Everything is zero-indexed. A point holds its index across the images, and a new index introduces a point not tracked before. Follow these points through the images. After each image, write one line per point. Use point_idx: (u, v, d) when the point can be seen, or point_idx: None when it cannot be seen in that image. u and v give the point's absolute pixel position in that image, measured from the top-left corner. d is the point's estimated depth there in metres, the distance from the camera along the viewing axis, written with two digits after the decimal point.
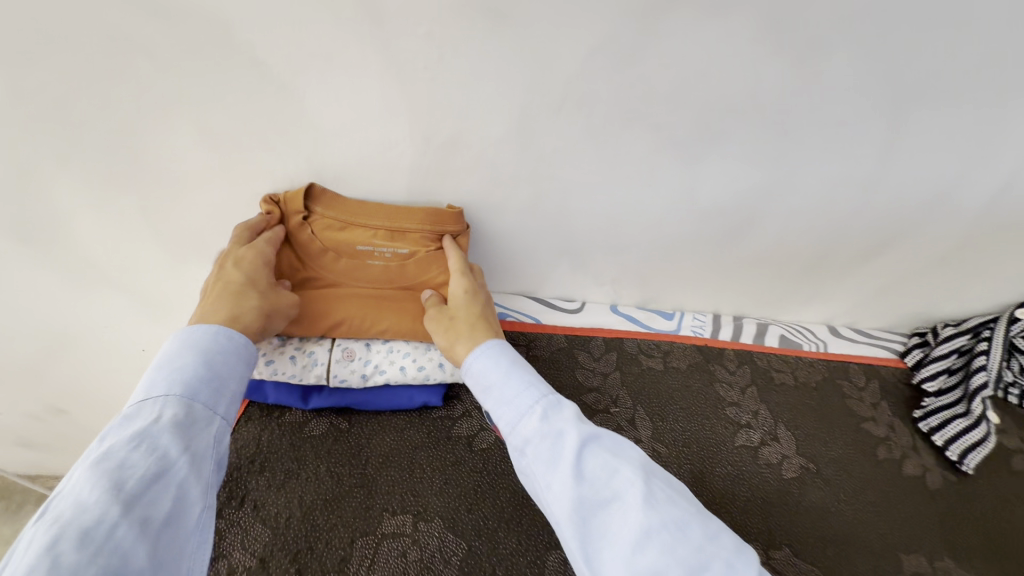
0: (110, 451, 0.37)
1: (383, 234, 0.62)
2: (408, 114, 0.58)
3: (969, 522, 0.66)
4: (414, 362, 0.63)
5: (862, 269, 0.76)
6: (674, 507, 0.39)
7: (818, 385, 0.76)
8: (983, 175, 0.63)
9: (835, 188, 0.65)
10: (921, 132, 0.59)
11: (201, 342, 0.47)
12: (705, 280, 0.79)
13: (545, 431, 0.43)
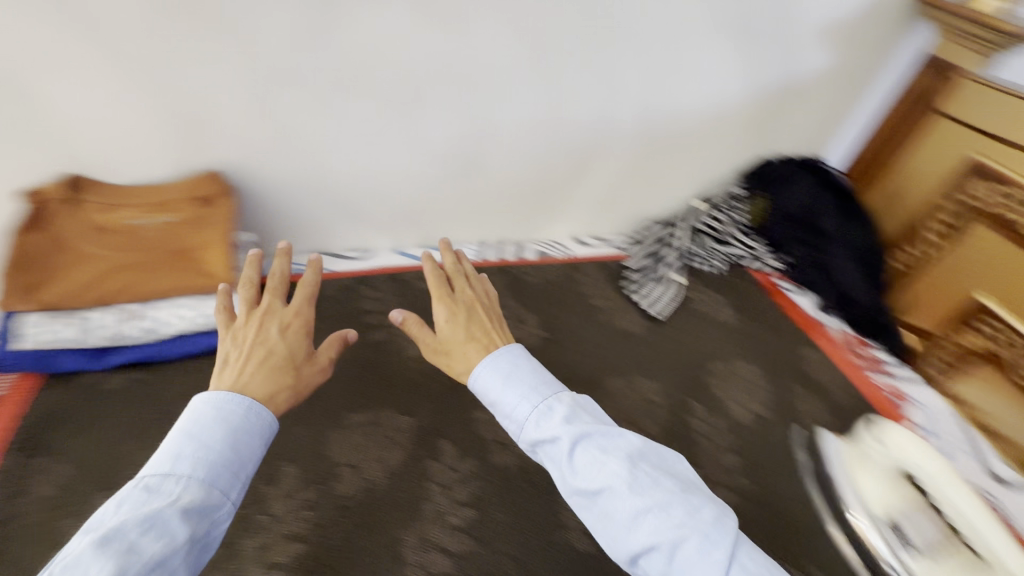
0: (122, 529, 0.38)
1: (145, 207, 0.73)
2: (138, 96, 0.67)
3: (659, 348, 0.92)
4: (199, 313, 0.75)
5: (578, 185, 1.00)
6: (628, 477, 0.47)
7: (555, 277, 0.99)
8: (620, 98, 0.88)
9: (527, 122, 0.87)
10: (565, 72, 0.82)
11: (228, 412, 0.48)
12: (466, 215, 0.97)
13: (542, 435, 0.51)
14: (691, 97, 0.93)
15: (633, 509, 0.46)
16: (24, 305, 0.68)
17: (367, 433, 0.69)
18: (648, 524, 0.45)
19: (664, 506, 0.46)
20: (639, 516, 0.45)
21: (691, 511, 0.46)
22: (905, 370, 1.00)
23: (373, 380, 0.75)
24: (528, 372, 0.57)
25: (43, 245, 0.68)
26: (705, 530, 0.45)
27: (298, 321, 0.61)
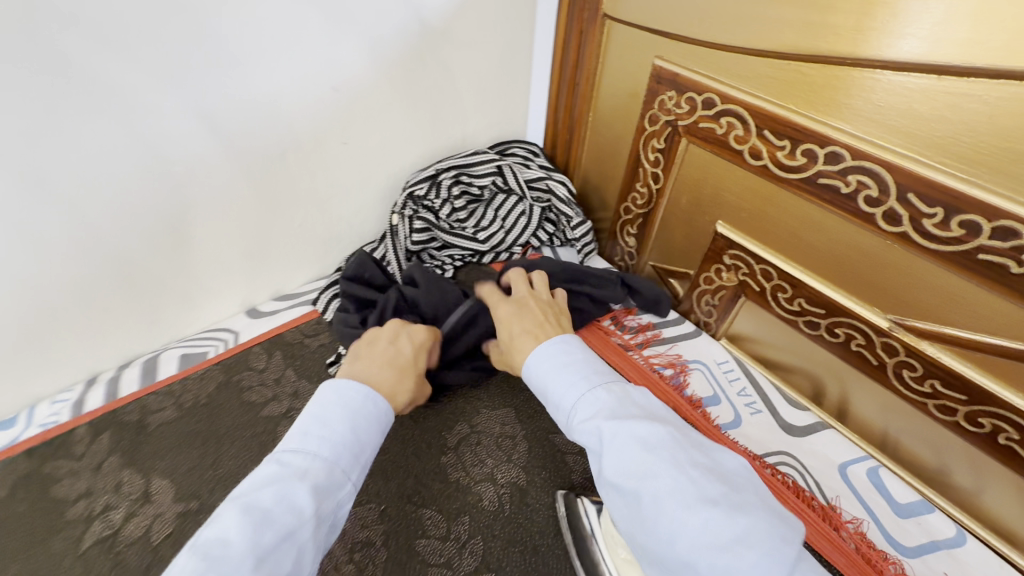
0: (260, 498, 0.41)
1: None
2: None
3: (401, 443, 0.69)
4: None
5: (200, 241, 0.73)
6: (658, 473, 0.42)
7: (280, 374, 0.74)
8: (125, 125, 0.59)
9: (25, 225, 0.58)
10: (19, 137, 0.54)
11: (352, 400, 0.51)
12: (103, 322, 0.71)
13: (586, 428, 0.48)
14: (270, 86, 0.67)
15: (679, 505, 0.40)
16: None
17: (475, 444, 0.69)
18: (694, 524, 0.39)
19: (707, 522, 0.39)
20: (679, 529, 0.39)
21: (737, 524, 0.39)
22: (675, 326, 0.89)
23: (458, 391, 0.75)
24: (585, 363, 0.54)
25: None
26: (749, 538, 0.38)
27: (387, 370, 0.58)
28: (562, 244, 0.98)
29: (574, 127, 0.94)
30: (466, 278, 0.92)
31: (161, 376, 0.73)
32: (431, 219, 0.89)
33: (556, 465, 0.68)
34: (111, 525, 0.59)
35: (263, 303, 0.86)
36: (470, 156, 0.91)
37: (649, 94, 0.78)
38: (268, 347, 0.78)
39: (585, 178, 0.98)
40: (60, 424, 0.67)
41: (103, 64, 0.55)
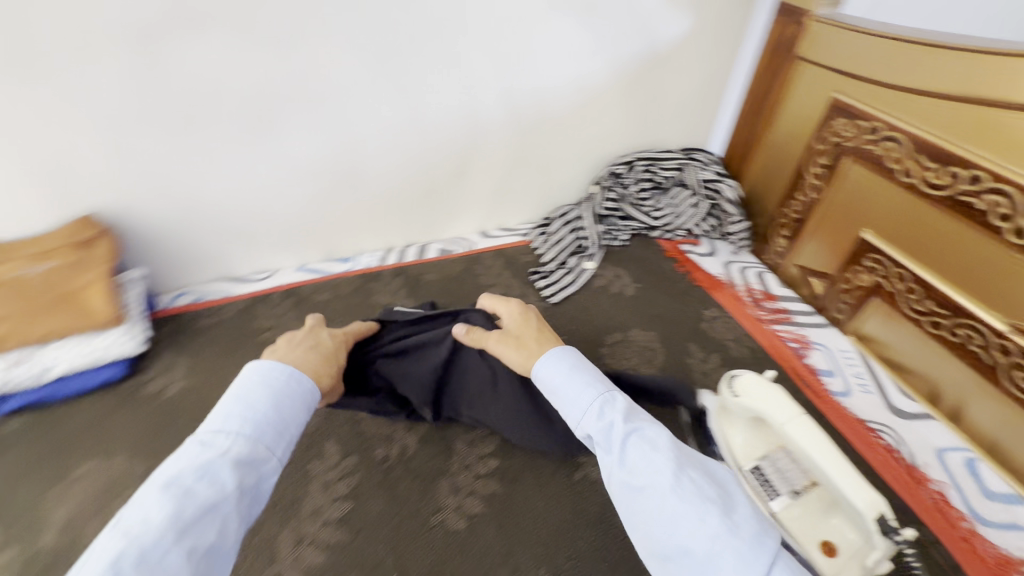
0: (180, 476, 0.44)
1: (30, 258, 0.81)
2: (231, 206, 0.94)
3: (574, 332, 0.97)
4: (87, 349, 0.81)
5: (473, 176, 1.08)
6: (661, 469, 0.49)
7: (501, 272, 1.07)
8: (466, 91, 0.95)
9: (397, 141, 0.96)
10: (417, 87, 0.91)
11: (274, 382, 0.55)
12: (406, 214, 1.09)
13: (601, 426, 0.56)
14: (550, 78, 0.99)
15: (676, 501, 0.47)
16: (79, 303, 0.81)
17: (625, 347, 0.94)
18: (692, 519, 0.46)
19: (700, 515, 0.46)
20: (674, 520, 0.46)
21: (730, 522, 0.45)
22: (808, 317, 1.04)
23: (618, 313, 1.01)
24: (595, 371, 0.62)
25: None
26: (742, 530, 0.45)
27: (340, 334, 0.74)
28: (719, 237, 1.19)
29: (752, 144, 1.15)
30: (637, 245, 1.18)
31: (429, 256, 1.11)
32: (620, 193, 1.17)
33: (684, 376, 0.89)
34: None
35: (491, 230, 1.20)
36: (662, 153, 1.18)
37: (823, 121, 0.97)
38: (496, 256, 1.11)
39: (752, 187, 1.18)
40: (370, 267, 1.07)
41: (471, 53, 0.90)
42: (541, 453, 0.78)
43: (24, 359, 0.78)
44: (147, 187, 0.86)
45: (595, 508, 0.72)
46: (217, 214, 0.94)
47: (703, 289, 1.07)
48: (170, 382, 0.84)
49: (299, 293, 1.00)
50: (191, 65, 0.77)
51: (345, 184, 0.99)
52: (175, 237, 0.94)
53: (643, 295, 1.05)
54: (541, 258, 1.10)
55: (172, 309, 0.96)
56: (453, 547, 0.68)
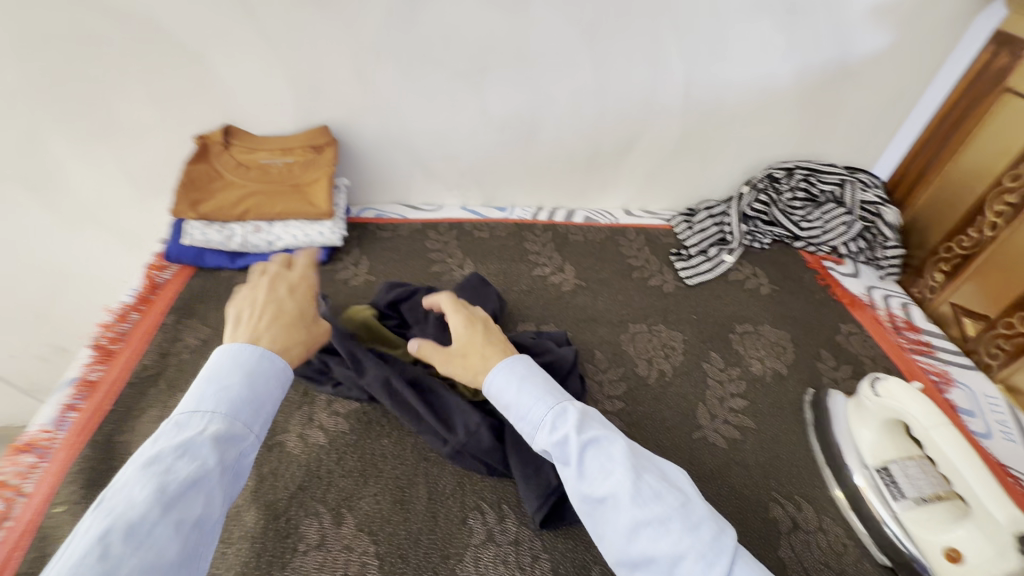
0: (160, 455, 0.43)
1: (277, 152, 1.01)
2: (426, 139, 1.09)
3: (705, 314, 1.01)
4: (303, 232, 0.98)
5: (635, 152, 1.16)
6: (621, 484, 0.48)
7: (641, 246, 1.14)
8: (653, 73, 1.02)
9: (579, 107, 1.06)
10: (611, 61, 1.00)
11: (246, 361, 0.53)
12: (565, 177, 1.19)
13: (554, 440, 0.52)
14: (735, 72, 1.03)
15: (642, 519, 0.46)
16: (301, 192, 0.99)
17: (754, 338, 0.97)
18: (664, 543, 0.45)
19: (661, 520, 0.45)
20: (638, 529, 0.46)
21: (692, 529, 0.45)
22: (954, 355, 1.00)
23: (751, 307, 1.03)
24: (538, 381, 0.58)
25: (230, 165, 0.98)
26: (703, 548, 0.44)
27: (305, 284, 0.68)
28: (867, 261, 1.17)
29: (925, 173, 1.12)
30: (776, 251, 1.19)
31: (575, 220, 1.21)
32: (773, 197, 1.17)
33: (813, 377, 0.91)
34: (544, 272, 1.05)
35: (634, 209, 1.28)
36: (825, 166, 1.17)
37: (1020, 156, 0.94)
38: (638, 232, 1.18)
39: (914, 218, 1.15)
40: (523, 218, 1.18)
41: (670, 36, 0.97)
42: (664, 408, 0.83)
43: (261, 229, 0.98)
44: (373, 113, 1.04)
45: (711, 465, 0.76)
46: (415, 146, 1.10)
47: (842, 305, 1.06)
48: (356, 274, 1.00)
49: (461, 227, 1.13)
50: (443, 15, 0.91)
51: (523, 137, 1.11)
52: (377, 159, 1.12)
53: (778, 296, 1.06)
54: (683, 242, 1.16)
55: (360, 219, 1.13)
56: None
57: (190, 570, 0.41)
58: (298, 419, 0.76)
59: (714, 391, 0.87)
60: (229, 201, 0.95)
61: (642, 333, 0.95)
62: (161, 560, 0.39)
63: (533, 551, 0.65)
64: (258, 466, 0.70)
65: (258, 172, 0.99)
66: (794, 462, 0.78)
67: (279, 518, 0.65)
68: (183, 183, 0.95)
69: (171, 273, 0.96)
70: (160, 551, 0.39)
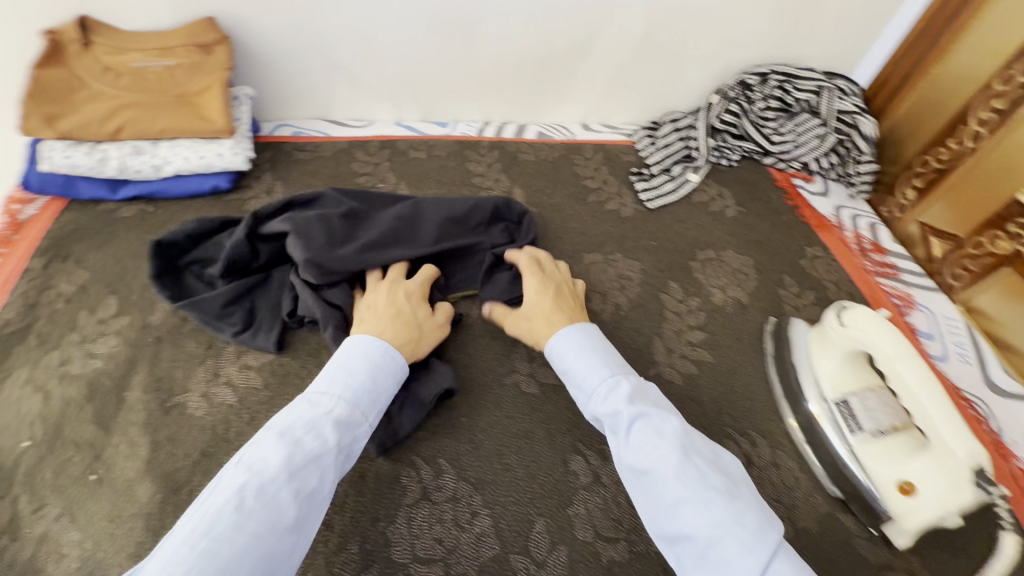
0: (293, 428, 0.48)
1: (153, 52, 0.81)
2: (344, 36, 0.91)
3: (667, 240, 0.92)
4: (196, 154, 0.82)
5: (591, 54, 1.01)
6: (667, 457, 0.50)
7: (599, 165, 1.02)
8: None
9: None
10: None
11: (373, 354, 0.57)
12: (512, 85, 1.04)
13: (609, 412, 0.56)
14: None
15: (685, 488, 0.48)
16: (188, 104, 0.82)
17: (717, 265, 0.90)
18: (704, 518, 0.46)
19: (705, 500, 0.47)
20: (680, 505, 0.48)
21: (736, 514, 0.46)
22: (918, 277, 0.96)
23: (715, 231, 0.95)
24: (607, 356, 0.62)
25: (90, 70, 0.79)
26: (742, 522, 0.45)
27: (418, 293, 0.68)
28: (838, 178, 1.09)
29: (910, 77, 1.01)
30: (744, 168, 1.09)
31: (526, 136, 1.07)
32: (744, 106, 1.06)
33: (775, 305, 0.85)
34: (489, 198, 0.93)
35: (592, 123, 1.14)
36: (801, 71, 1.05)
37: (1019, 53, 0.84)
38: (595, 149, 1.05)
39: (891, 130, 1.06)
40: (466, 135, 1.03)
41: None
42: (618, 345, 0.77)
43: (142, 151, 0.81)
44: (273, 0, 0.84)
45: None
46: (332, 46, 0.92)
47: (809, 227, 1.00)
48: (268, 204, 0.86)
49: (394, 145, 0.98)
50: None
51: (461, 35, 0.94)
52: (288, 63, 0.93)
53: (744, 219, 0.98)
54: (646, 160, 1.04)
55: (273, 137, 0.97)
56: (523, 408, 0.69)
57: (299, 539, 0.45)
58: (200, 376, 0.65)
59: (673, 326, 0.80)
60: (94, 116, 0.77)
61: (599, 264, 0.86)
62: (280, 524, 0.43)
63: (472, 507, 0.60)
64: (151, 433, 0.60)
65: (129, 79, 0.81)
66: (752, 397, 0.74)
67: (179, 491, 0.57)
68: (30, 92, 0.76)
69: (38, 207, 0.80)
70: (281, 514, 0.43)
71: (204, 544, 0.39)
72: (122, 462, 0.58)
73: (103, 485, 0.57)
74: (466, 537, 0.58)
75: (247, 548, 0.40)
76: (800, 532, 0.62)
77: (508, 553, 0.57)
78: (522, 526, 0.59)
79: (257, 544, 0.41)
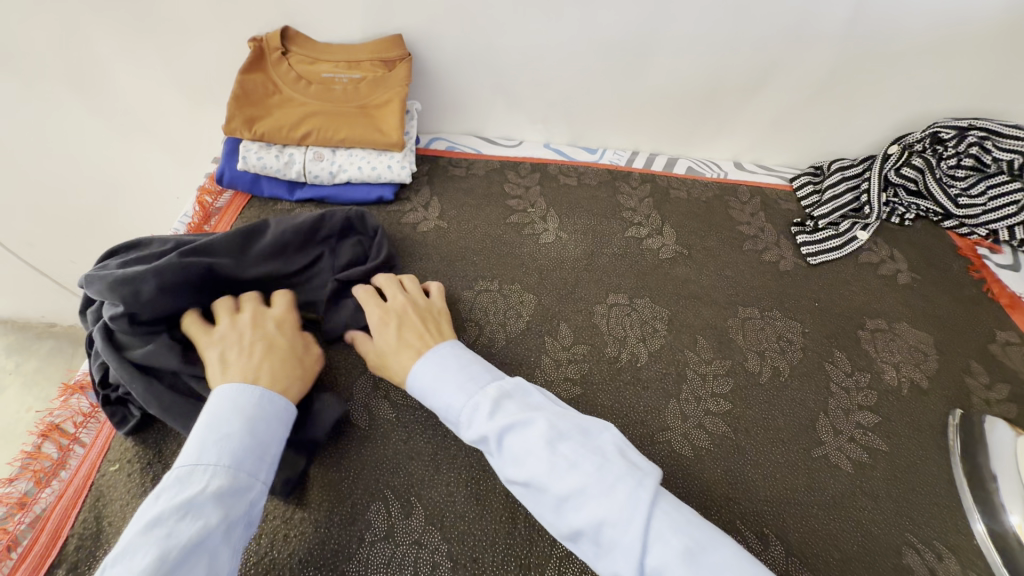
0: (163, 516, 0.42)
1: (342, 65, 0.86)
2: (514, 59, 0.91)
3: (831, 302, 0.85)
4: (368, 164, 0.85)
5: (762, 93, 0.95)
6: (538, 457, 0.46)
7: (755, 210, 0.96)
8: None
9: (707, 29, 0.86)
10: None
11: (243, 405, 0.51)
12: (670, 117, 1.00)
13: (477, 426, 0.50)
14: None
15: (570, 491, 0.44)
16: (366, 116, 0.85)
17: (889, 339, 0.81)
18: (587, 512, 0.43)
19: (581, 490, 0.44)
20: (567, 501, 0.44)
21: (605, 491, 0.43)
22: None
23: (886, 299, 0.86)
24: (474, 368, 0.56)
25: (286, 77, 0.85)
26: (620, 512, 0.42)
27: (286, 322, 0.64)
28: None
29: None
30: (918, 229, 0.99)
31: (676, 171, 1.03)
32: (929, 162, 0.95)
33: (960, 395, 0.75)
34: (639, 234, 0.90)
35: (746, 163, 1.08)
36: (1006, 128, 0.93)
37: None
38: (750, 192, 0.99)
39: None
40: (616, 165, 1.01)
41: None
42: (779, 414, 0.71)
43: (321, 157, 0.85)
44: (457, 22, 0.86)
45: (832, 492, 0.65)
46: (501, 66, 0.93)
47: (999, 306, 0.88)
48: (426, 218, 0.88)
49: (545, 170, 0.97)
50: None
51: (630, 64, 0.91)
52: (455, 79, 0.96)
53: (920, 288, 0.88)
54: (809, 211, 0.97)
55: (431, 151, 0.99)
56: (678, 472, 0.65)
57: None
58: (364, 387, 0.67)
59: (839, 402, 0.73)
60: (285, 122, 0.82)
61: (755, 320, 0.81)
62: None
63: None
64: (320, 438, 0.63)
65: (317, 89, 0.85)
66: (935, 500, 0.65)
67: (344, 502, 0.59)
68: (236, 96, 0.82)
69: (226, 201, 0.86)
70: None
71: None
72: None
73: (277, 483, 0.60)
74: None
75: None
76: None
77: None
78: None
79: None
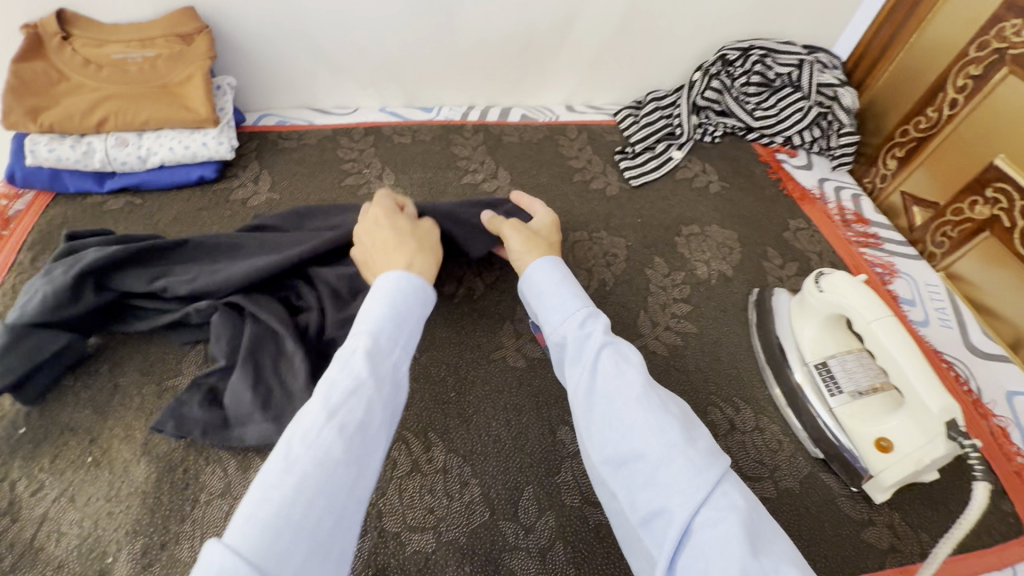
0: (326, 371, 0.43)
1: (133, 44, 0.82)
2: (323, 24, 0.91)
3: (651, 215, 0.93)
4: (181, 144, 0.83)
5: (571, 35, 1.01)
6: (632, 384, 0.48)
7: (582, 145, 1.03)
8: None
9: None
10: None
11: (390, 291, 0.50)
12: (494, 67, 1.04)
13: (579, 333, 0.55)
14: None
15: (648, 419, 0.46)
16: (169, 94, 0.82)
17: (701, 240, 0.91)
18: (657, 446, 0.44)
19: (660, 425, 0.45)
20: (637, 426, 0.46)
21: (689, 438, 0.45)
22: (901, 246, 0.98)
23: (699, 206, 0.96)
24: (583, 295, 0.59)
25: (69, 62, 0.79)
26: (694, 457, 0.43)
27: (395, 217, 0.64)
28: (820, 151, 1.09)
29: (889, 47, 1.01)
30: (727, 144, 1.10)
31: (510, 119, 1.08)
32: (725, 82, 1.06)
33: (759, 277, 0.86)
34: (475, 180, 0.94)
35: (576, 105, 1.15)
36: (781, 45, 1.05)
37: (992, 19, 0.84)
38: (578, 129, 1.06)
39: (874, 100, 1.06)
40: (450, 120, 1.04)
41: None
42: (604, 319, 0.78)
43: (126, 143, 0.82)
44: None
45: (651, 374, 0.73)
46: (313, 31, 0.92)
47: (792, 200, 1.01)
48: (255, 192, 0.86)
49: (379, 132, 0.99)
50: None
51: (438, 20, 0.94)
52: (267, 51, 0.94)
53: (727, 194, 0.99)
54: (630, 139, 1.05)
55: (259, 127, 0.97)
56: (510, 381, 0.70)
57: (364, 470, 0.40)
58: (192, 359, 0.66)
59: (658, 300, 0.81)
60: (76, 109, 0.78)
61: (583, 241, 0.88)
62: (332, 460, 0.38)
63: (462, 477, 0.61)
64: (145, 417, 0.62)
65: (109, 70, 0.81)
66: (736, 364, 0.75)
67: (173, 471, 0.58)
68: (10, 87, 0.76)
69: (25, 203, 0.81)
70: (331, 451, 0.38)
71: (258, 496, 0.35)
72: (118, 445, 0.59)
73: (100, 467, 0.58)
74: (456, 506, 0.59)
75: (297, 492, 0.36)
76: (782, 492, 0.64)
77: (497, 520, 0.59)
78: (511, 495, 0.61)
79: (309, 483, 0.36)
